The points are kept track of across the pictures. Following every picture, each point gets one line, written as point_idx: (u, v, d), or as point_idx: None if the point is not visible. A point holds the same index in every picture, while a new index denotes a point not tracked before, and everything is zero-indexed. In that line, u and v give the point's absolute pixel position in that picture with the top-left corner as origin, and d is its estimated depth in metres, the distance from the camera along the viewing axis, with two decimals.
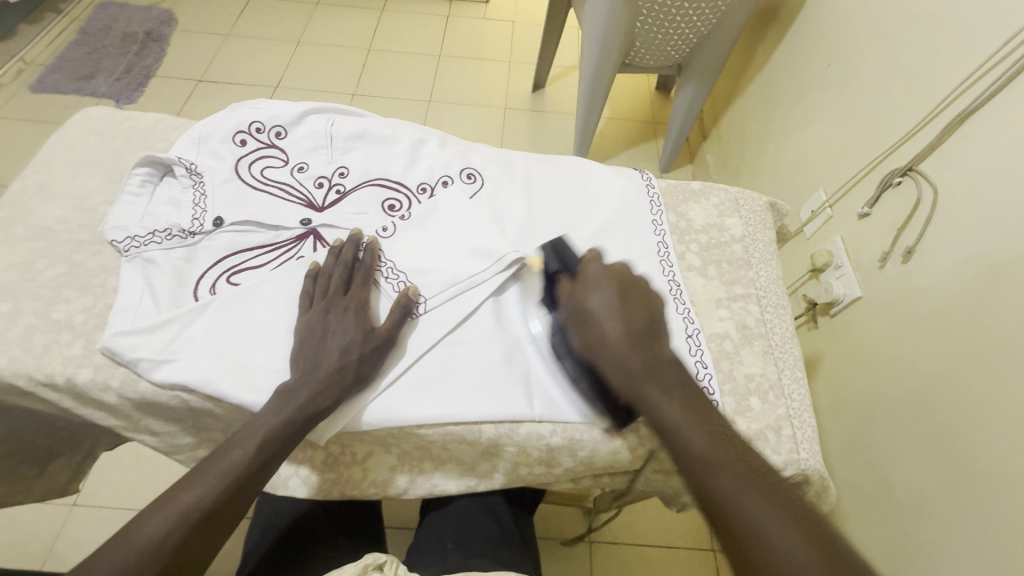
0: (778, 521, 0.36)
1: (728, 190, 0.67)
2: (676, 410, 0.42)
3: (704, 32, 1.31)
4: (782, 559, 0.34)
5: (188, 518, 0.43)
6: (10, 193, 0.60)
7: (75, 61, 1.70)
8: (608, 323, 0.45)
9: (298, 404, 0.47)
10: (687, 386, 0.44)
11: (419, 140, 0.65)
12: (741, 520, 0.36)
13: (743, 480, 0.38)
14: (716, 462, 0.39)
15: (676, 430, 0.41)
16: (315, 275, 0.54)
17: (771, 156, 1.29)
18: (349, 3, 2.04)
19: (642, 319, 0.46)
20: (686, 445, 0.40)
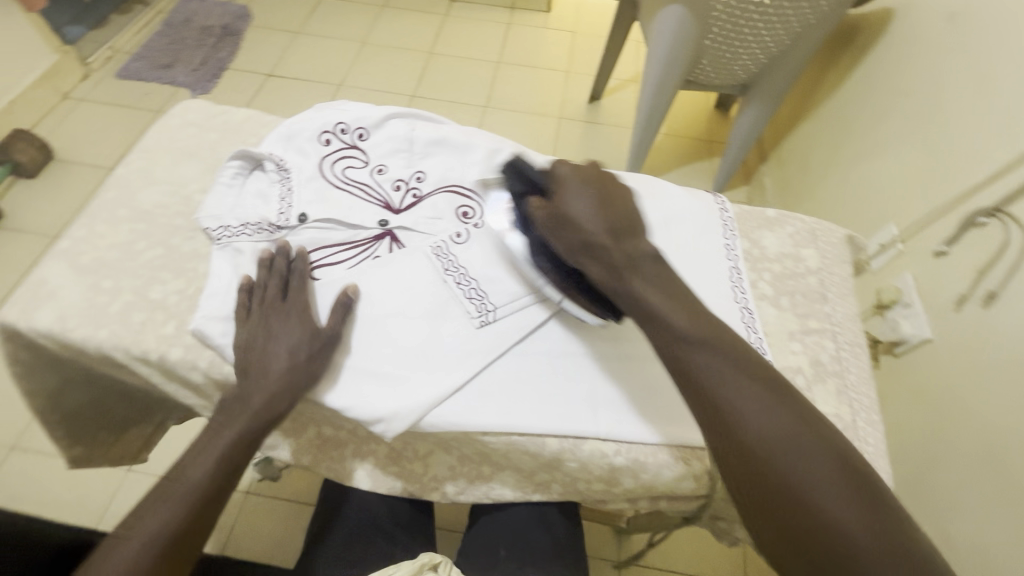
0: (755, 392, 0.40)
1: (804, 219, 0.65)
2: (710, 347, 0.42)
3: (774, 55, 1.28)
4: (757, 421, 0.39)
5: (156, 544, 0.45)
6: (116, 177, 0.64)
7: (158, 51, 1.81)
8: (596, 229, 0.47)
9: (250, 413, 0.49)
10: (705, 311, 0.45)
11: (494, 149, 0.66)
12: (786, 463, 0.38)
13: (722, 360, 0.41)
14: (757, 406, 0.40)
15: (720, 373, 0.41)
16: (247, 287, 0.53)
17: (837, 184, 1.25)
18: (414, 6, 2.09)
19: (635, 222, 0.48)
20: (730, 389, 0.40)
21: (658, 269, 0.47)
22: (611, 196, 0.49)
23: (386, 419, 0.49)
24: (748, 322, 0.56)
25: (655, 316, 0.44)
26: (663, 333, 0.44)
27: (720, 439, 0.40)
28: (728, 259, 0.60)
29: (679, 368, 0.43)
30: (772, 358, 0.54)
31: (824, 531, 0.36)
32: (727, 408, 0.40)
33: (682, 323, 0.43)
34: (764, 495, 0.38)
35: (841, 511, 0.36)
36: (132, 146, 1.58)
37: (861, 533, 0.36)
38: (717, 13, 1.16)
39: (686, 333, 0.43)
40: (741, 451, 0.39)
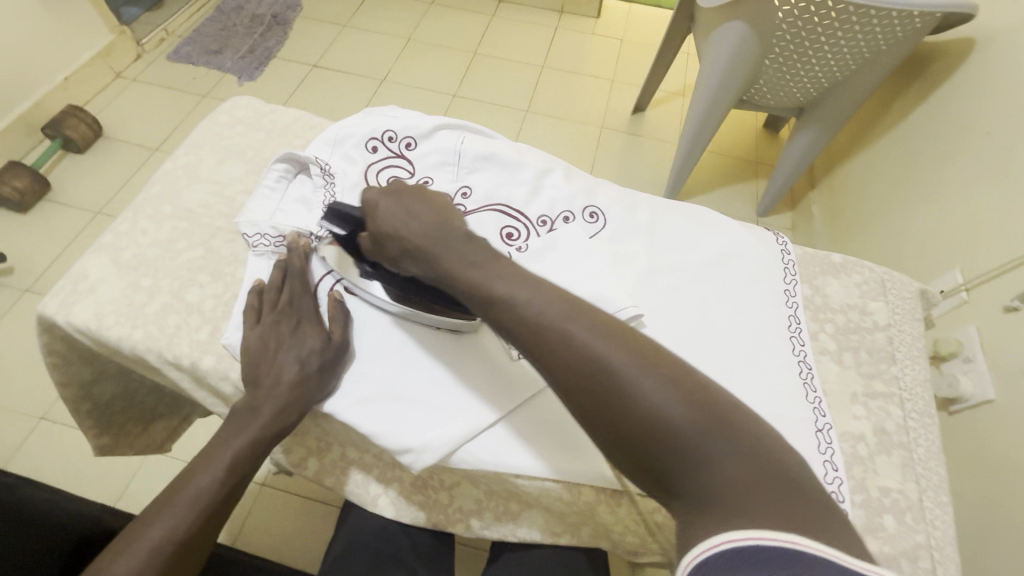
0: (605, 362, 0.36)
1: (873, 268, 0.61)
2: (535, 300, 0.39)
3: (838, 81, 1.21)
4: (623, 397, 0.35)
5: (165, 551, 0.44)
6: (162, 171, 0.64)
7: (209, 36, 1.83)
8: (414, 228, 0.44)
9: (260, 424, 0.48)
10: (516, 266, 0.42)
11: (545, 170, 0.63)
12: (638, 406, 0.34)
13: (567, 336, 0.37)
14: (593, 359, 0.36)
15: (554, 328, 0.37)
16: (258, 291, 0.53)
17: (894, 221, 1.18)
18: (462, 5, 2.08)
19: (445, 209, 0.46)
20: (562, 348, 0.37)
21: (474, 242, 0.43)
22: (423, 191, 0.47)
23: (415, 450, 0.46)
24: (806, 378, 0.52)
25: (477, 286, 0.41)
26: (485, 301, 0.40)
27: (605, 432, 0.36)
28: (788, 305, 0.56)
29: (512, 332, 0.39)
30: (833, 421, 0.50)
31: (693, 471, 0.34)
32: (564, 371, 0.36)
33: (501, 283, 0.40)
34: (628, 452, 0.35)
35: (706, 441, 0.34)
36: (177, 129, 1.60)
37: (728, 458, 0.34)
38: (782, 33, 1.10)
39: (512, 290, 0.39)
40: (594, 413, 0.36)
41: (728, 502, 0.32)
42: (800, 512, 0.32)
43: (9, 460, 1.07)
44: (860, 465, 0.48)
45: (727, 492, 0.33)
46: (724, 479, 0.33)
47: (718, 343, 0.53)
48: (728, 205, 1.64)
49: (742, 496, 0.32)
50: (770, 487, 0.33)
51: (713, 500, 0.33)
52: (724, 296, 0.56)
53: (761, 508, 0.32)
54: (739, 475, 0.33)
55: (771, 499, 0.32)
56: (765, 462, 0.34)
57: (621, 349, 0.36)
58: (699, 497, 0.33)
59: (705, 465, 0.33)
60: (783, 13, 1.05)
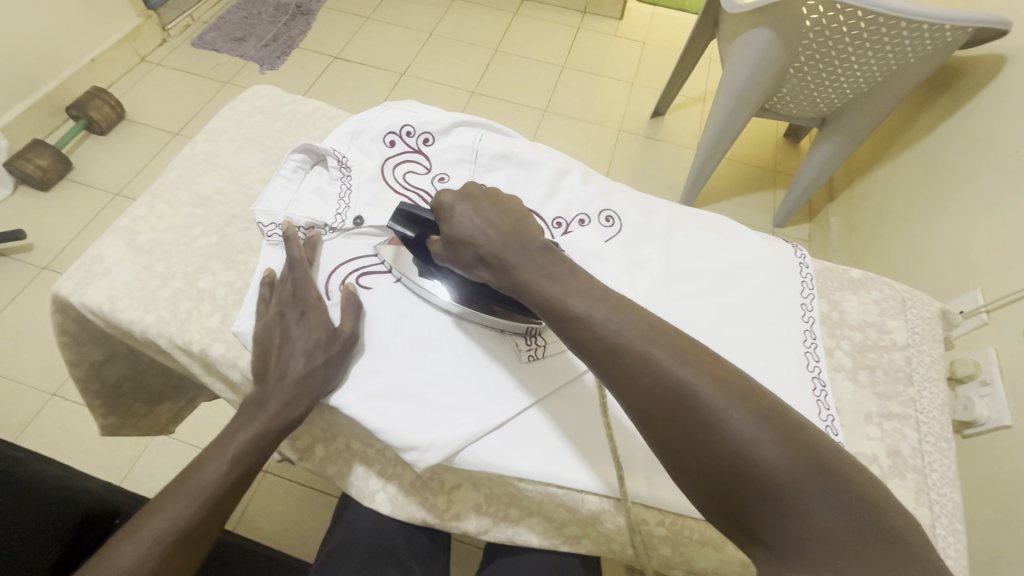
0: (688, 389, 0.35)
1: (894, 285, 0.59)
2: (615, 322, 0.38)
3: (863, 92, 1.19)
4: (706, 429, 0.34)
5: (165, 541, 0.44)
6: (181, 156, 0.65)
7: (234, 24, 1.85)
8: (489, 237, 0.45)
9: (268, 416, 0.49)
10: (595, 283, 0.42)
11: (562, 171, 0.63)
12: (720, 441, 0.33)
13: (649, 358, 0.36)
14: (681, 388, 0.35)
15: (635, 352, 0.36)
16: (268, 282, 0.53)
17: (913, 237, 1.16)
18: (486, 2, 2.07)
19: (518, 219, 0.47)
20: (644, 374, 0.36)
21: (551, 254, 0.44)
22: (498, 199, 0.48)
23: (420, 447, 0.46)
24: (819, 396, 0.51)
25: (552, 300, 0.41)
26: (561, 318, 0.40)
27: (683, 462, 0.35)
28: (803, 320, 0.55)
29: (592, 354, 0.38)
30: (844, 440, 0.49)
31: (788, 520, 0.31)
32: (647, 399, 0.36)
33: (579, 301, 0.40)
34: (706, 486, 0.34)
35: (794, 488, 0.32)
36: (198, 114, 1.62)
37: (829, 510, 0.31)
38: (808, 41, 1.08)
39: (592, 310, 0.39)
40: (677, 445, 0.35)
41: (832, 562, 0.30)
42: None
43: (20, 433, 1.08)
44: None
45: (829, 551, 0.30)
46: (823, 534, 0.30)
47: (730, 355, 0.53)
48: (744, 214, 1.62)
49: (846, 557, 0.30)
50: (880, 548, 0.30)
51: (811, 556, 0.30)
52: (739, 308, 0.55)
53: (870, 575, 0.29)
54: (843, 530, 0.30)
55: (881, 564, 0.29)
56: (872, 517, 0.31)
57: (710, 380, 0.35)
58: (795, 551, 0.31)
59: (799, 515, 0.31)
60: (810, 20, 1.03)
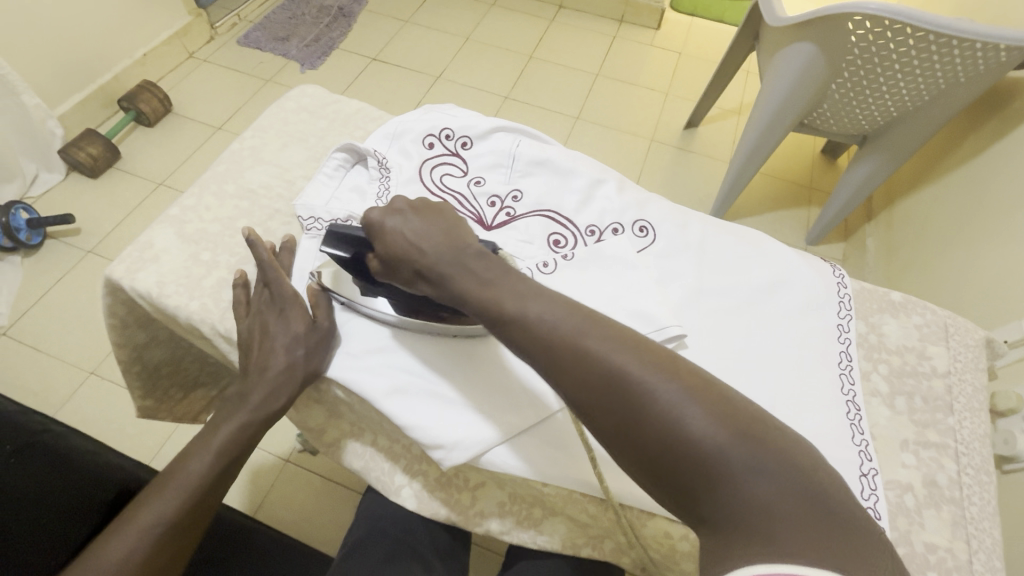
0: (620, 376, 0.36)
1: (935, 310, 0.58)
2: (548, 316, 0.39)
3: (907, 110, 1.15)
4: (639, 414, 0.35)
5: (154, 534, 0.45)
6: (230, 151, 0.67)
7: (278, 24, 1.91)
8: (425, 250, 0.45)
9: (250, 409, 0.51)
10: (529, 282, 0.42)
11: (598, 180, 0.63)
12: (654, 425, 0.34)
13: (579, 350, 0.37)
14: (612, 377, 0.36)
15: (569, 346, 0.38)
16: (241, 284, 0.54)
17: (956, 262, 1.12)
18: (522, 8, 2.09)
19: (452, 227, 0.46)
20: (576, 368, 0.37)
21: (485, 260, 0.44)
22: (431, 211, 0.47)
23: (446, 447, 0.47)
24: (853, 419, 0.50)
25: (490, 304, 0.41)
26: (499, 319, 0.41)
27: (624, 450, 0.36)
28: (839, 341, 0.54)
29: (531, 351, 0.39)
30: (878, 467, 0.48)
31: (721, 493, 0.33)
32: (583, 391, 0.37)
33: (515, 300, 0.41)
34: (648, 470, 0.35)
35: (724, 461, 0.33)
36: (240, 110, 1.67)
37: (761, 478, 0.32)
38: (852, 58, 1.06)
39: (531, 306, 0.40)
40: (615, 435, 0.36)
41: (763, 530, 0.31)
42: (838, 535, 0.30)
43: (59, 408, 1.14)
44: (906, 517, 0.46)
45: (760, 519, 0.31)
46: (755, 502, 0.32)
47: (762, 372, 0.52)
48: (775, 229, 1.59)
49: (777, 521, 0.31)
50: (805, 511, 0.31)
51: (743, 524, 0.32)
52: (772, 325, 0.55)
53: (796, 542, 0.30)
54: (769, 495, 0.32)
55: (805, 526, 0.31)
56: (802, 484, 0.32)
57: (640, 366, 0.36)
58: (730, 524, 0.32)
59: (730, 486, 0.32)
60: (856, 36, 1.01)
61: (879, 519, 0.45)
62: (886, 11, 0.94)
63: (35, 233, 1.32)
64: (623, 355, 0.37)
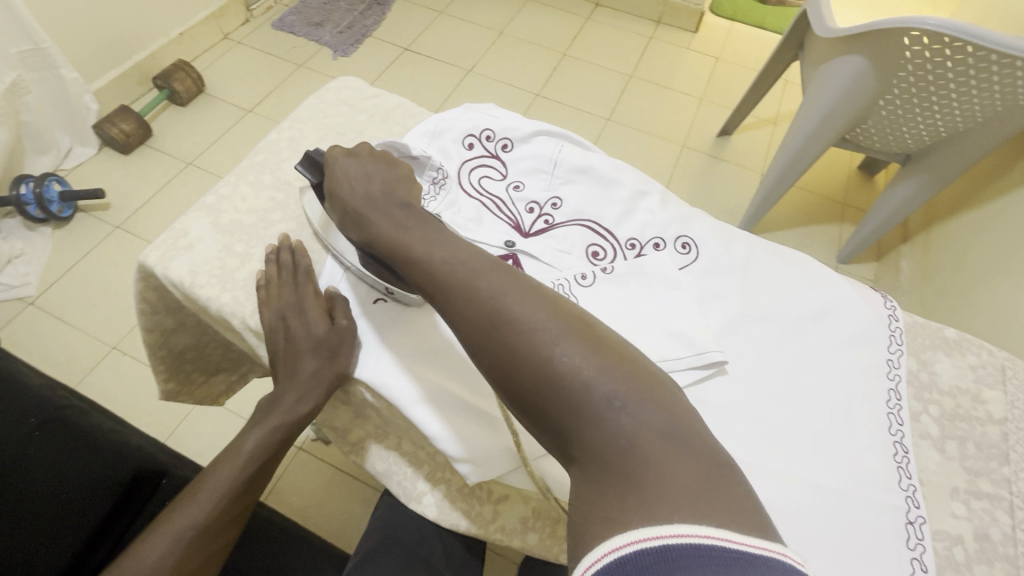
0: (508, 313, 0.37)
1: (992, 351, 0.55)
2: (449, 260, 0.41)
3: (956, 131, 1.10)
4: (521, 349, 0.35)
5: (188, 533, 0.45)
6: (267, 141, 0.66)
7: (313, 9, 1.90)
8: (355, 195, 0.48)
9: (281, 412, 0.51)
10: (443, 231, 0.44)
11: (641, 191, 0.60)
12: (531, 359, 0.35)
13: (470, 287, 0.38)
14: (499, 317, 0.37)
15: (461, 284, 0.39)
16: (264, 284, 0.53)
17: (996, 294, 1.07)
18: (558, 4, 2.06)
19: (389, 177, 0.50)
20: (467, 305, 0.38)
21: (409, 208, 0.47)
22: (385, 162, 0.52)
23: (470, 463, 0.47)
24: (901, 463, 0.47)
25: (399, 244, 0.44)
26: (404, 261, 0.43)
27: (507, 387, 0.36)
28: (889, 378, 0.52)
29: (432, 293, 0.41)
30: (926, 515, 0.46)
31: (593, 429, 0.33)
32: (472, 328, 0.37)
33: (421, 244, 0.43)
34: (528, 407, 0.36)
35: (591, 395, 0.33)
36: (272, 94, 1.67)
37: (630, 413, 0.33)
38: (904, 73, 1.01)
39: (440, 252, 0.41)
40: (498, 373, 0.36)
41: (631, 466, 0.31)
42: (699, 482, 0.30)
43: (81, 381, 1.15)
44: (954, 571, 0.44)
45: (627, 452, 0.32)
46: (621, 437, 0.32)
47: (806, 406, 0.49)
48: (806, 245, 1.55)
49: (640, 458, 0.31)
50: (667, 450, 0.32)
51: (611, 461, 0.32)
52: (815, 356, 0.52)
53: (654, 476, 0.30)
54: (632, 430, 0.32)
55: (664, 459, 0.31)
56: (668, 424, 0.33)
57: (525, 306, 0.37)
58: (596, 455, 0.33)
59: (600, 423, 0.33)
60: (911, 52, 0.97)
61: (925, 571, 0.43)
62: (946, 27, 0.90)
63: (66, 206, 1.33)
64: (511, 296, 0.38)
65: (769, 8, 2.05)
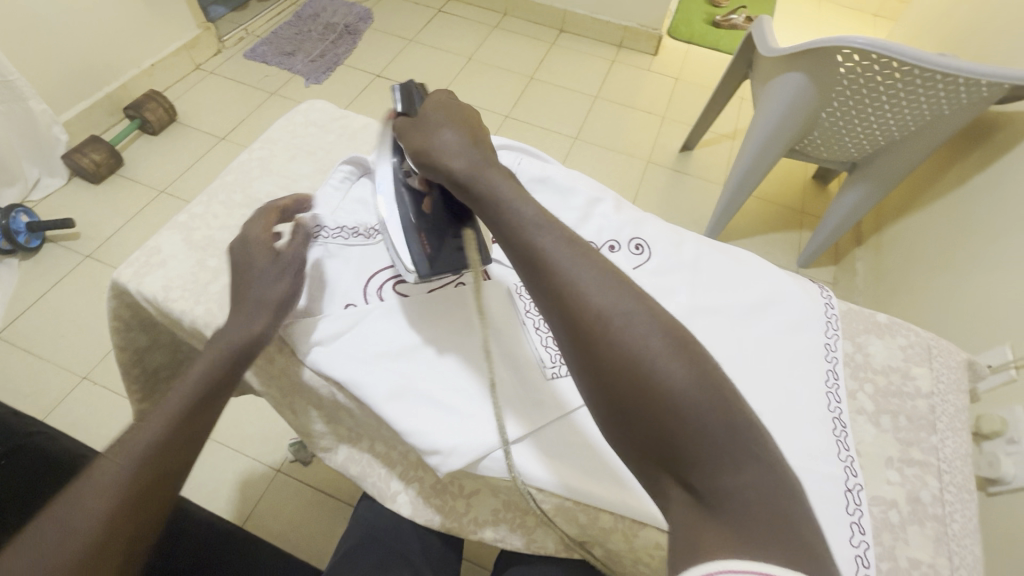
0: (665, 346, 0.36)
1: (920, 332, 0.60)
2: (594, 277, 0.39)
3: (894, 140, 1.19)
4: (674, 390, 0.35)
5: None
6: (238, 161, 0.69)
7: (284, 39, 1.95)
8: (464, 171, 0.48)
9: None
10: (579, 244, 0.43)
11: (596, 199, 0.65)
12: (681, 398, 0.35)
13: (622, 312, 0.37)
14: (649, 348, 0.36)
15: (611, 307, 0.38)
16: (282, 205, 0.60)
17: (939, 288, 1.15)
18: (524, 32, 2.15)
19: (479, 162, 0.48)
20: (613, 328, 0.37)
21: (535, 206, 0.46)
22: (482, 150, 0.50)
23: (443, 452, 0.47)
24: (839, 435, 0.51)
25: (540, 257, 0.41)
26: (542, 270, 0.41)
27: (651, 415, 0.35)
28: (826, 359, 0.56)
29: (566, 305, 0.39)
30: (864, 483, 0.49)
31: (731, 478, 0.34)
32: (623, 349, 0.36)
33: (559, 257, 0.41)
34: (665, 441, 0.35)
35: (735, 449, 0.34)
36: (244, 121, 1.70)
37: (760, 469, 0.34)
38: (842, 88, 1.10)
39: (570, 270, 0.40)
40: (635, 397, 0.35)
41: (768, 519, 0.32)
42: (809, 543, 0.32)
43: (49, 413, 1.13)
44: (890, 532, 0.47)
45: (762, 507, 0.33)
46: (757, 490, 0.33)
47: (752, 388, 0.53)
48: (767, 250, 1.62)
49: (774, 513, 0.33)
50: (784, 506, 0.33)
51: (747, 511, 0.33)
52: (759, 342, 0.56)
53: (785, 529, 0.32)
54: (764, 485, 0.34)
55: (792, 517, 0.33)
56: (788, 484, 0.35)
57: (673, 341, 0.36)
58: (730, 504, 0.33)
59: (737, 473, 0.34)
60: (844, 68, 1.05)
61: (864, 534, 0.46)
62: (875, 45, 0.98)
63: (34, 237, 1.33)
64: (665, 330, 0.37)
65: (721, 32, 2.19)
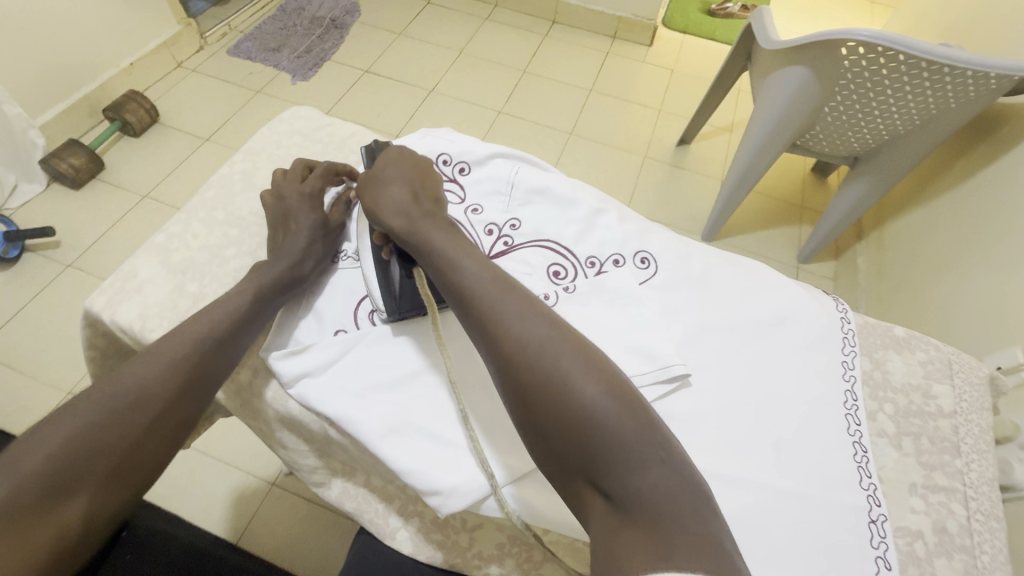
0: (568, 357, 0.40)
1: (940, 347, 0.57)
2: (506, 295, 0.43)
3: (897, 134, 1.16)
4: (577, 396, 0.38)
5: None
6: (219, 175, 0.66)
7: (269, 35, 1.89)
8: (398, 202, 0.52)
9: None
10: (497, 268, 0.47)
11: (599, 209, 0.61)
12: (581, 402, 0.37)
13: (528, 326, 0.41)
14: (551, 357, 0.39)
15: (517, 320, 0.41)
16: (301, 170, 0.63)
17: (941, 288, 1.14)
18: (516, 23, 2.10)
19: (415, 218, 0.51)
20: (521, 340, 0.40)
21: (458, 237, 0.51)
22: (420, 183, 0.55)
23: (443, 493, 0.45)
24: (861, 461, 0.49)
25: (457, 280, 0.45)
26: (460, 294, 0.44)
27: (556, 422, 0.38)
28: (845, 379, 0.53)
29: (484, 324, 0.42)
30: (888, 513, 0.47)
31: (632, 478, 0.35)
32: (528, 359, 0.39)
33: (474, 280, 0.45)
34: (570, 446, 0.37)
35: (636, 447, 0.36)
36: (229, 121, 1.64)
37: (662, 467, 0.36)
38: (846, 80, 1.06)
39: (490, 295, 0.43)
40: (542, 404, 0.38)
41: (670, 516, 0.34)
42: (717, 537, 0.33)
43: None
44: (916, 566, 0.45)
45: (665, 505, 0.34)
46: (660, 488, 0.35)
47: (767, 414, 0.50)
48: (766, 247, 1.59)
49: (677, 511, 0.34)
50: (687, 503, 0.34)
51: (649, 509, 0.34)
52: (774, 362, 0.53)
53: (687, 523, 0.33)
54: (669, 484, 0.35)
55: (695, 513, 0.34)
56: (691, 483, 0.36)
57: (576, 351, 0.40)
58: (634, 504, 0.34)
59: (641, 473, 0.35)
60: (849, 61, 1.02)
61: (890, 569, 0.44)
62: (880, 37, 0.94)
63: (12, 246, 1.28)
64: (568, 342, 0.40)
65: (718, 21, 2.14)
